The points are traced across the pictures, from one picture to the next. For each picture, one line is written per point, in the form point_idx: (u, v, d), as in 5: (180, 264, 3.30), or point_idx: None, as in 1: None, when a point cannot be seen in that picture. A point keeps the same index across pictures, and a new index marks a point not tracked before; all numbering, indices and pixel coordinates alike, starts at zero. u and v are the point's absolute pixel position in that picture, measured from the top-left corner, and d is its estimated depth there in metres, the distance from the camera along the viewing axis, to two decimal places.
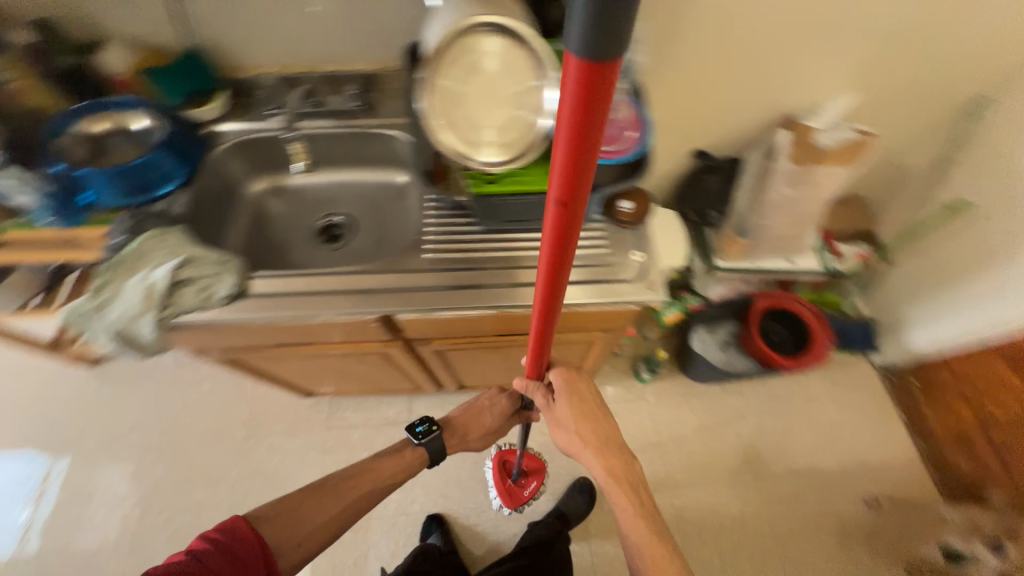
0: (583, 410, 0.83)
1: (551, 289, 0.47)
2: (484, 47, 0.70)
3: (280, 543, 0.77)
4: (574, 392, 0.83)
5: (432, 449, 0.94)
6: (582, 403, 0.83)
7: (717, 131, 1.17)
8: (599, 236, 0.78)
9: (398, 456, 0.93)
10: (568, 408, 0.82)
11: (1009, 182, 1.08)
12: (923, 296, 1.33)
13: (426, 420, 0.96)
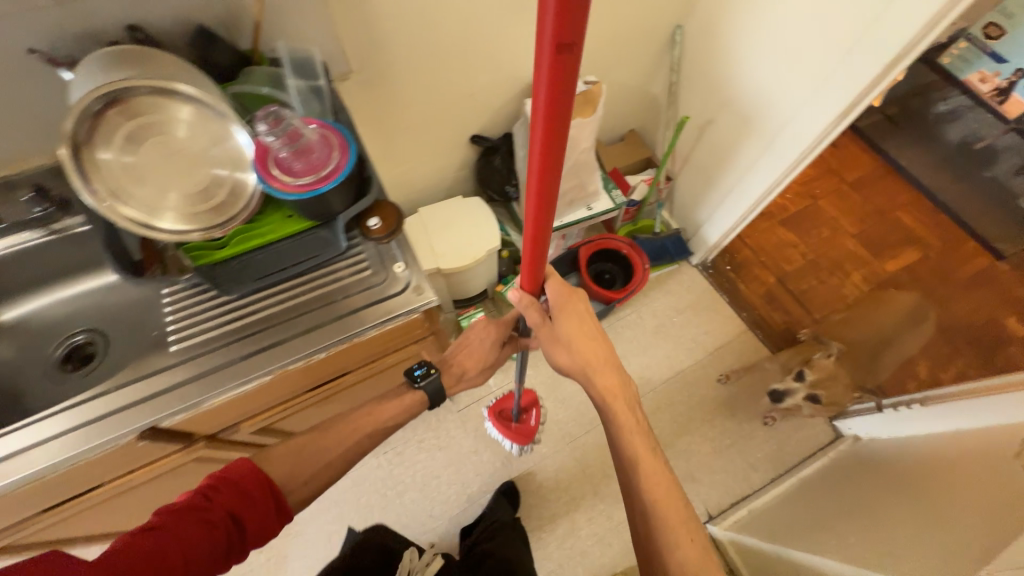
0: (587, 332, 0.82)
1: (551, 174, 0.45)
2: (172, 115, 0.66)
3: (289, 480, 0.74)
4: (575, 313, 0.82)
5: (436, 391, 0.85)
6: (587, 326, 0.82)
7: (481, 115, 1.23)
8: (360, 262, 0.79)
9: (397, 398, 0.85)
10: (574, 325, 0.81)
11: (716, 90, 1.30)
12: (702, 199, 1.54)
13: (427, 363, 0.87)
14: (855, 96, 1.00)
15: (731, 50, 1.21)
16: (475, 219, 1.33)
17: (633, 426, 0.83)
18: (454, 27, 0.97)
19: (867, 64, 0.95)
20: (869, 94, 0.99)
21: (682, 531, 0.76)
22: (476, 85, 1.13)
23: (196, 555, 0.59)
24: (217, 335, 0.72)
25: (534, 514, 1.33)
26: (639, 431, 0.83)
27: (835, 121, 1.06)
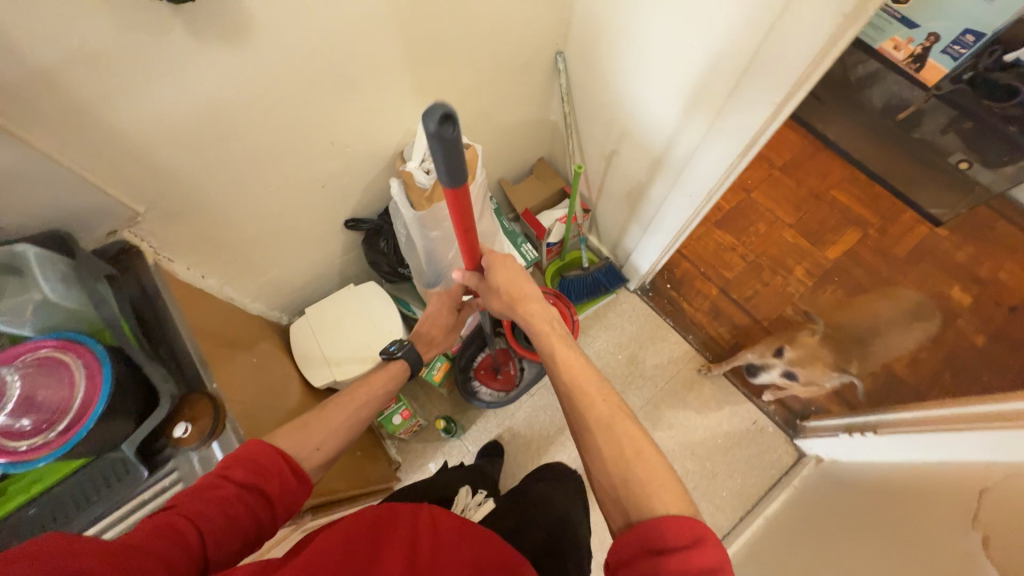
0: (515, 276, 0.83)
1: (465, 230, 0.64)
2: None
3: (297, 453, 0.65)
4: (507, 270, 0.83)
5: (412, 358, 0.88)
6: (513, 274, 0.82)
7: (348, 201, 1.04)
8: (170, 486, 0.61)
9: (379, 373, 0.84)
10: (501, 277, 0.82)
11: (612, 123, 1.13)
12: (624, 228, 1.40)
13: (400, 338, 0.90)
14: (750, 138, 0.84)
15: (616, 82, 1.03)
16: (371, 311, 1.16)
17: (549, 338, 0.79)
18: (264, 128, 0.78)
19: (755, 106, 0.79)
20: (766, 133, 0.83)
21: (591, 403, 0.69)
22: (326, 174, 0.94)
23: (208, 530, 0.51)
24: None
25: None
26: (557, 342, 0.78)
27: (737, 161, 0.90)
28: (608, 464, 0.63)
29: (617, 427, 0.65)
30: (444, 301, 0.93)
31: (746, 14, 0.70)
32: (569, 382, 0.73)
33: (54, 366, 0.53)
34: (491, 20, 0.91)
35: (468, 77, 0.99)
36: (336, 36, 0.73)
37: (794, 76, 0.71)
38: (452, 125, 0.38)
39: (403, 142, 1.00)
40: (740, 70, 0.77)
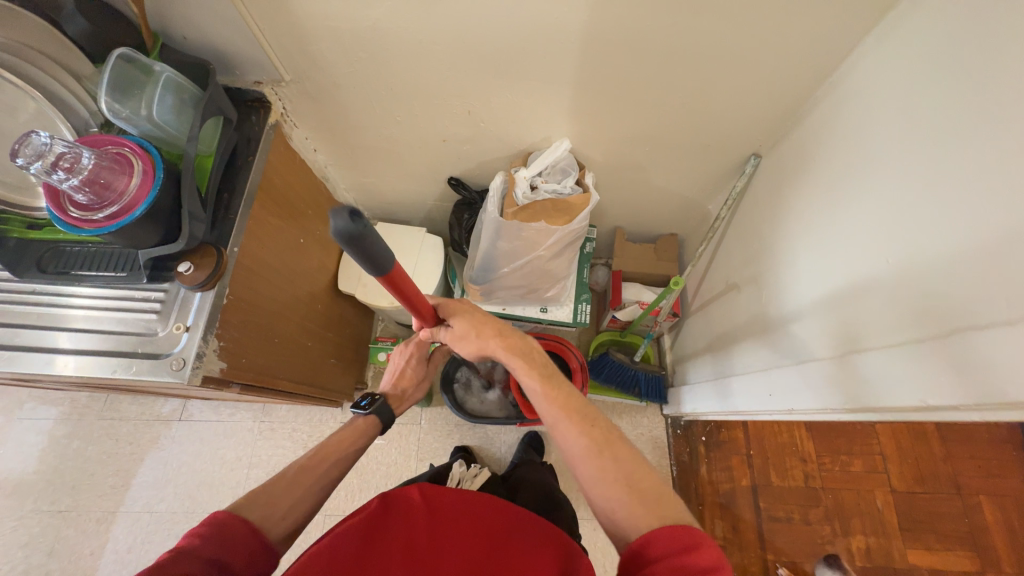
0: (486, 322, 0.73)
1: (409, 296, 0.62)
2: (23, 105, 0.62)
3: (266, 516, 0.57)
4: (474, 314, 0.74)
5: (384, 412, 0.78)
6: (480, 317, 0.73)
7: (459, 164, 1.03)
8: (155, 300, 0.71)
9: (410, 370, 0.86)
10: (468, 321, 0.73)
11: (757, 264, 0.94)
12: (696, 358, 1.20)
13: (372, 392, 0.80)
14: (841, 404, 0.65)
15: (804, 214, 0.80)
16: (420, 261, 1.17)
17: (528, 364, 0.69)
18: (411, 66, 0.78)
19: (879, 384, 0.59)
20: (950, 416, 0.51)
21: (572, 430, 0.62)
22: (452, 133, 0.94)
23: None
24: None
25: None
26: (538, 375, 0.68)
27: (822, 410, 0.69)
28: (606, 495, 0.57)
29: (608, 455, 0.59)
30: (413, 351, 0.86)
31: (965, 297, 0.50)
32: (549, 412, 0.65)
33: (123, 158, 0.61)
34: (692, 86, 0.78)
35: (635, 125, 0.88)
36: (515, 24, 0.69)
37: (936, 399, 0.51)
38: (364, 219, 0.40)
39: (535, 146, 0.94)
40: (901, 338, 0.57)
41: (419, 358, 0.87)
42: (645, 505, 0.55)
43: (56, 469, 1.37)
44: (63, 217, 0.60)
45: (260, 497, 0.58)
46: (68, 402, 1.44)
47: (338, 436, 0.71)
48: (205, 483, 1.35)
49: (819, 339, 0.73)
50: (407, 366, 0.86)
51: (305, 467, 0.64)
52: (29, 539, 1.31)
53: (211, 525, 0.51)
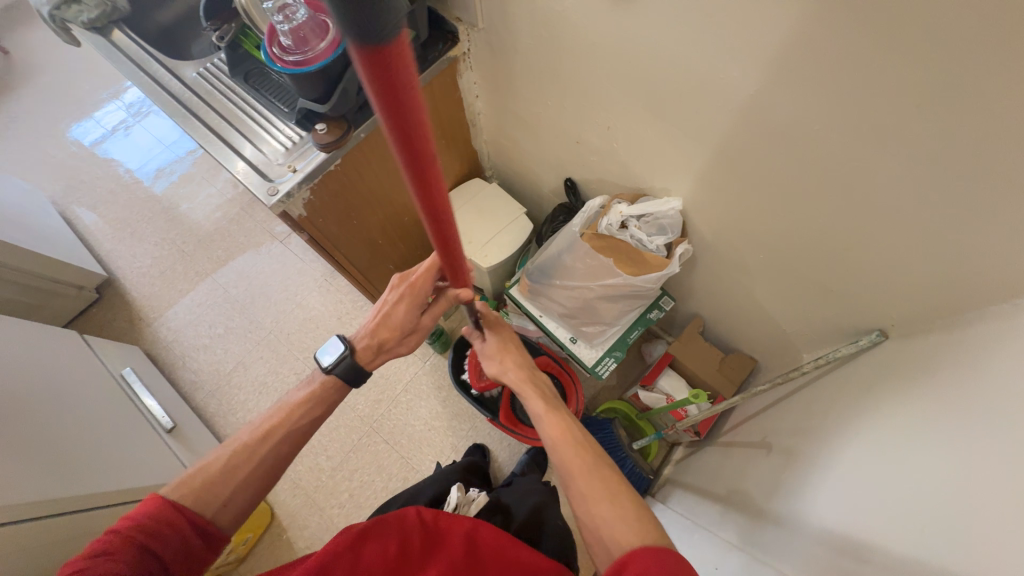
0: (511, 348, 0.80)
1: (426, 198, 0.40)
2: None
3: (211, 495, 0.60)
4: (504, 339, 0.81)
5: (349, 370, 0.71)
6: (508, 344, 0.80)
7: (579, 170, 1.04)
8: (291, 139, 0.87)
9: (406, 307, 0.75)
10: (496, 343, 0.80)
11: (805, 442, 0.79)
12: (691, 487, 1.06)
13: (338, 341, 0.73)
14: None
15: (883, 422, 0.65)
16: (502, 232, 1.23)
17: (540, 394, 0.73)
18: (577, 62, 0.81)
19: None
20: None
21: (569, 449, 0.63)
22: (585, 139, 0.95)
23: None
24: (207, 92, 0.94)
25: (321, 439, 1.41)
26: (544, 400, 0.71)
27: None
28: (591, 510, 0.55)
29: (597, 474, 0.58)
30: (406, 298, 0.75)
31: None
32: (550, 436, 0.66)
33: (325, 26, 0.76)
34: (836, 217, 0.68)
35: (758, 224, 0.79)
36: (681, 66, 0.67)
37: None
38: None
39: (650, 190, 0.91)
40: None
41: (410, 310, 0.76)
42: (629, 521, 0.52)
43: (199, 224, 1.79)
44: (267, 50, 0.77)
45: (209, 480, 0.61)
46: (233, 185, 1.86)
47: (286, 406, 0.69)
48: (265, 295, 1.64)
49: (814, 562, 0.61)
50: (389, 315, 0.75)
51: (257, 435, 0.66)
52: (158, 258, 1.74)
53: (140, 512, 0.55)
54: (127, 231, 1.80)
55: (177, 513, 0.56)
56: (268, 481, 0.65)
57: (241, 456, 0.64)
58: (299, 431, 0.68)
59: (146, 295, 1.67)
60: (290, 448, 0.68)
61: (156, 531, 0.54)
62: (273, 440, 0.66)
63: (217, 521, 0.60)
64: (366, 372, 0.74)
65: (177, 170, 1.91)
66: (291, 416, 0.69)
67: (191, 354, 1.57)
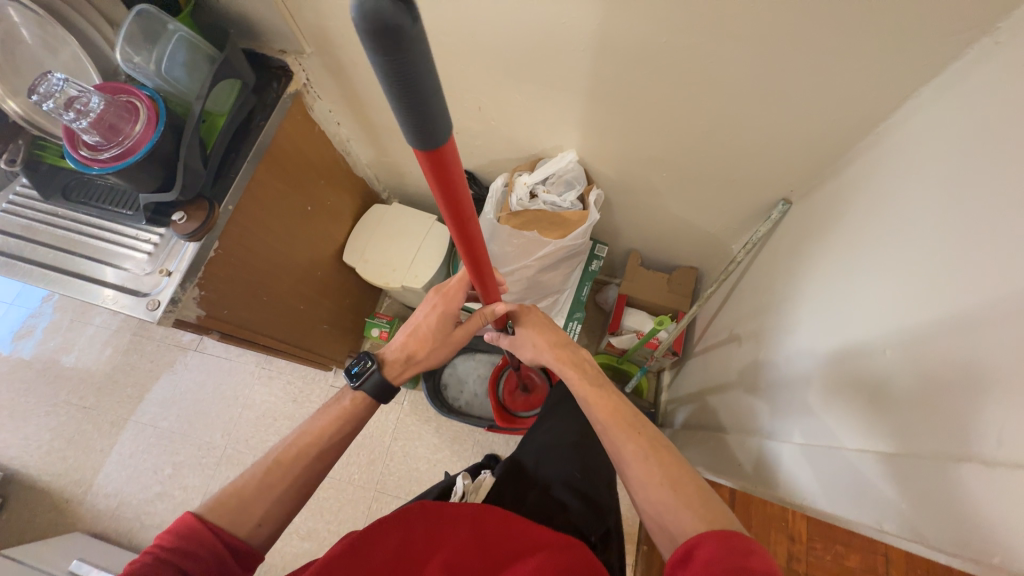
0: (542, 328, 0.78)
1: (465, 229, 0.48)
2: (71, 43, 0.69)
3: (241, 510, 0.58)
4: (536, 324, 0.78)
5: (373, 382, 0.69)
6: (544, 326, 0.78)
7: (471, 158, 1.01)
8: (151, 241, 0.76)
9: (438, 316, 0.74)
10: (531, 331, 0.78)
11: (766, 321, 0.84)
12: (688, 404, 1.11)
13: (364, 356, 0.70)
14: (816, 502, 0.57)
15: (814, 275, 0.71)
16: (423, 247, 1.18)
17: (582, 374, 0.72)
18: None
19: (841, 494, 0.54)
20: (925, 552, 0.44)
21: (622, 432, 0.62)
22: (463, 126, 0.92)
23: None
24: (25, 227, 0.78)
25: (327, 529, 1.30)
26: (587, 380, 0.71)
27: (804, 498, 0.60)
28: (649, 495, 0.56)
29: (655, 460, 0.58)
30: (439, 306, 0.74)
31: (957, 420, 0.43)
32: (600, 416, 0.66)
33: (134, 107, 0.67)
34: (714, 115, 0.71)
35: (650, 148, 0.83)
36: (525, 26, 0.66)
37: (903, 530, 0.45)
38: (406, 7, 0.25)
39: (545, 152, 0.91)
40: (883, 444, 0.50)
41: (443, 319, 0.75)
42: (691, 504, 0.53)
43: (90, 370, 1.55)
44: (74, 155, 0.65)
45: (237, 494, 0.59)
46: (113, 314, 1.62)
47: (317, 423, 0.66)
48: (202, 411, 1.46)
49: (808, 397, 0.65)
50: (420, 326, 0.74)
51: (279, 458, 0.62)
52: (58, 426, 1.49)
53: (175, 535, 0.53)
54: (5, 413, 1.51)
55: (215, 536, 0.55)
56: (297, 503, 0.62)
57: (278, 474, 0.61)
58: (333, 447, 0.65)
59: (61, 472, 1.43)
60: (321, 467, 0.64)
61: (194, 552, 0.53)
62: (308, 456, 0.63)
63: (250, 542, 0.57)
64: (394, 385, 0.71)
65: (36, 324, 1.62)
66: (325, 435, 0.65)
67: (146, 509, 1.37)
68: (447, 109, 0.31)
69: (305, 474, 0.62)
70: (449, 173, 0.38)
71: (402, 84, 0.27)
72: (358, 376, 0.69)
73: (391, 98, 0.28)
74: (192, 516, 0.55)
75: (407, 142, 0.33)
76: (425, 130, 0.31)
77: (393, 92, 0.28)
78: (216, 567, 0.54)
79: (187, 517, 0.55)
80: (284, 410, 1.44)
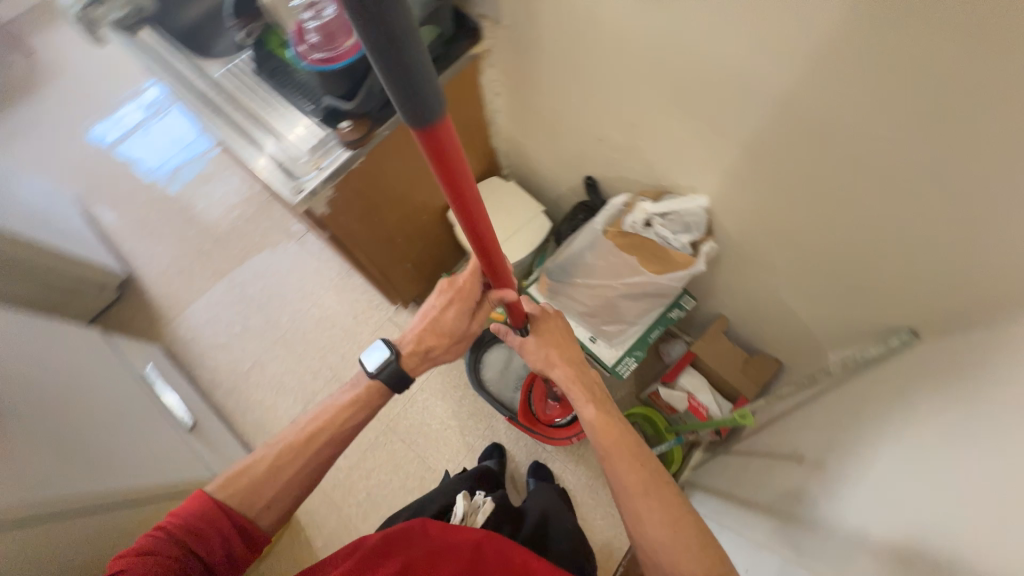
0: (561, 344, 0.80)
1: (469, 210, 0.52)
2: None
3: (251, 494, 0.67)
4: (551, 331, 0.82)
5: (393, 377, 0.75)
6: (557, 335, 0.81)
7: (600, 168, 1.04)
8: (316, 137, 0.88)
9: (453, 309, 0.78)
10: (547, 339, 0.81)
11: (833, 446, 0.77)
12: (711, 493, 1.05)
13: (381, 347, 0.77)
14: None
15: (916, 422, 0.64)
16: (520, 232, 1.23)
17: (586, 392, 0.76)
18: (602, 57, 0.80)
19: None
20: None
21: (626, 466, 0.67)
22: (608, 135, 0.94)
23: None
24: (232, 91, 0.94)
25: None
26: (593, 402, 0.75)
27: None
28: (651, 534, 0.62)
29: (657, 500, 0.64)
30: (455, 302, 0.78)
31: None
32: (606, 444, 0.71)
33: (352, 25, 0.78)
34: (865, 215, 0.67)
35: (783, 223, 0.79)
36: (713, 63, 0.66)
37: None
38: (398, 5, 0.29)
39: (675, 188, 0.90)
40: None
41: (458, 314, 0.78)
42: (690, 551, 0.59)
43: (216, 223, 1.81)
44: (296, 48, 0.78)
45: (245, 479, 0.67)
46: (250, 184, 1.87)
47: (331, 411, 0.73)
48: (281, 293, 1.65)
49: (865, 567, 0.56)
50: (434, 320, 0.78)
51: (292, 443, 0.70)
52: (177, 256, 1.76)
53: (186, 509, 0.62)
54: (146, 230, 1.82)
55: (220, 511, 0.64)
56: (305, 487, 0.70)
57: (289, 457, 0.70)
58: (345, 431, 0.73)
59: (164, 294, 1.70)
60: (329, 452, 0.72)
61: (201, 527, 0.62)
62: (319, 440, 0.71)
63: (259, 520, 0.67)
64: (410, 375, 0.77)
65: (193, 171, 1.92)
66: (333, 422, 0.73)
67: (209, 352, 1.59)
68: (440, 86, 0.36)
69: (313, 459, 0.71)
70: (445, 149, 0.42)
71: (394, 75, 0.33)
72: (374, 363, 0.75)
73: (384, 83, 0.34)
74: (203, 495, 0.64)
75: (405, 120, 0.38)
76: (417, 110, 0.36)
77: (385, 76, 0.33)
78: (222, 542, 0.63)
79: (200, 497, 0.64)
80: (344, 321, 1.58)
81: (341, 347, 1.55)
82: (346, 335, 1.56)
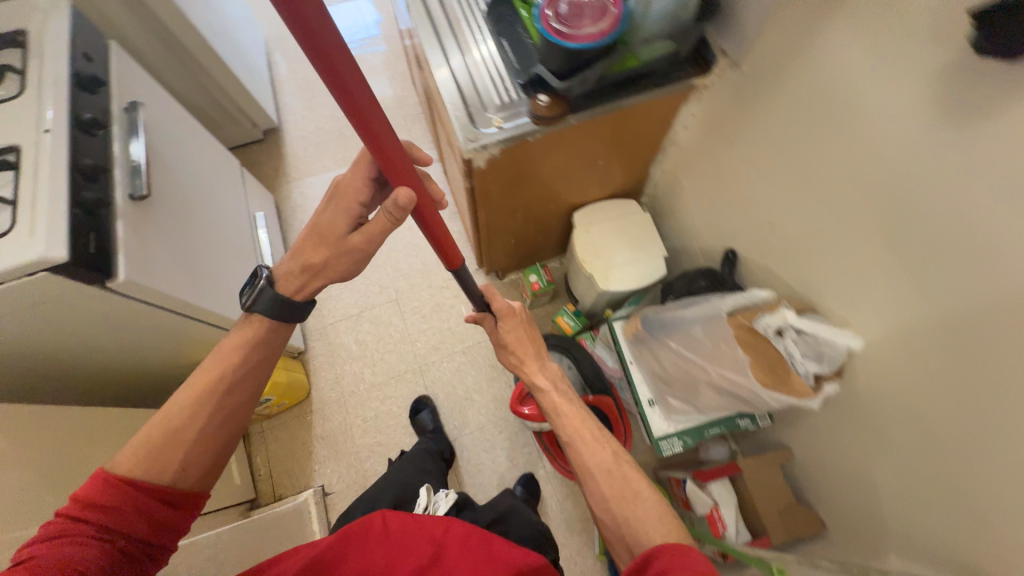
0: (526, 340, 0.89)
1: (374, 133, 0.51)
2: None
3: (161, 463, 0.68)
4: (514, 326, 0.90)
5: (263, 304, 0.77)
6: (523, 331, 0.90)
7: (751, 248, 0.98)
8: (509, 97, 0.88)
9: (328, 220, 0.72)
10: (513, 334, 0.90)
11: None
12: None
13: (259, 273, 0.78)
14: None
15: None
16: (633, 266, 1.19)
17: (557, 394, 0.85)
18: (826, 152, 0.73)
19: None
20: None
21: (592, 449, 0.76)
22: (782, 224, 0.87)
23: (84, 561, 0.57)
24: (456, 20, 0.96)
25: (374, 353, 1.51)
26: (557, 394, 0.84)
27: None
28: (615, 507, 0.70)
29: (615, 481, 0.72)
30: (331, 212, 0.72)
31: None
32: (578, 436, 0.79)
33: (605, 14, 0.76)
34: None
35: (929, 411, 0.69)
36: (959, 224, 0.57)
37: None
38: None
39: (823, 311, 0.83)
40: None
41: (334, 228, 0.73)
42: (645, 514, 0.68)
43: None
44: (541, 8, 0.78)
45: (145, 450, 0.67)
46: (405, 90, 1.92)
47: (227, 357, 0.76)
48: None
49: None
50: (315, 235, 0.74)
51: (192, 398, 0.72)
52: (320, 129, 1.88)
53: (87, 489, 0.63)
54: (307, 95, 1.95)
55: (125, 483, 0.64)
56: (220, 433, 0.73)
57: (194, 410, 0.72)
58: (244, 374, 0.76)
59: (297, 157, 1.84)
60: (236, 400, 0.76)
61: (111, 500, 0.62)
62: (220, 387, 0.74)
63: (180, 481, 0.69)
64: (291, 299, 0.78)
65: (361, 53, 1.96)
66: (232, 370, 0.75)
67: (310, 225, 1.72)
68: None
69: (218, 403, 0.73)
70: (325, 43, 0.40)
71: None
72: (250, 294, 0.77)
73: None
74: (101, 474, 0.64)
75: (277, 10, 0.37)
76: None
77: None
78: (144, 512, 0.64)
79: (98, 476, 0.64)
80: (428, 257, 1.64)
81: (415, 278, 1.61)
82: (424, 269, 1.63)
